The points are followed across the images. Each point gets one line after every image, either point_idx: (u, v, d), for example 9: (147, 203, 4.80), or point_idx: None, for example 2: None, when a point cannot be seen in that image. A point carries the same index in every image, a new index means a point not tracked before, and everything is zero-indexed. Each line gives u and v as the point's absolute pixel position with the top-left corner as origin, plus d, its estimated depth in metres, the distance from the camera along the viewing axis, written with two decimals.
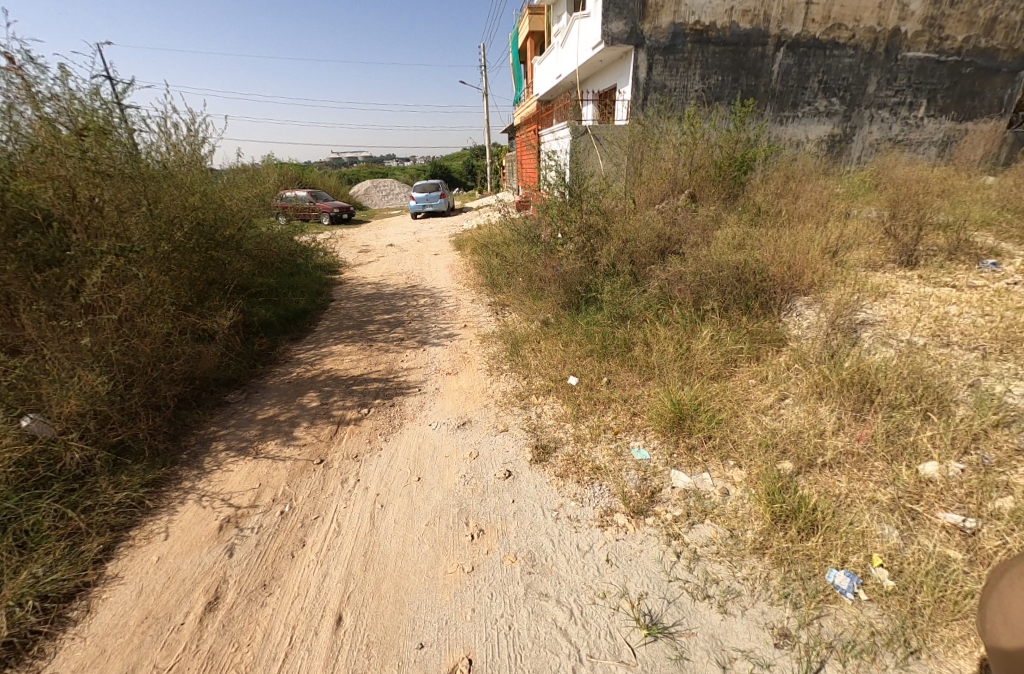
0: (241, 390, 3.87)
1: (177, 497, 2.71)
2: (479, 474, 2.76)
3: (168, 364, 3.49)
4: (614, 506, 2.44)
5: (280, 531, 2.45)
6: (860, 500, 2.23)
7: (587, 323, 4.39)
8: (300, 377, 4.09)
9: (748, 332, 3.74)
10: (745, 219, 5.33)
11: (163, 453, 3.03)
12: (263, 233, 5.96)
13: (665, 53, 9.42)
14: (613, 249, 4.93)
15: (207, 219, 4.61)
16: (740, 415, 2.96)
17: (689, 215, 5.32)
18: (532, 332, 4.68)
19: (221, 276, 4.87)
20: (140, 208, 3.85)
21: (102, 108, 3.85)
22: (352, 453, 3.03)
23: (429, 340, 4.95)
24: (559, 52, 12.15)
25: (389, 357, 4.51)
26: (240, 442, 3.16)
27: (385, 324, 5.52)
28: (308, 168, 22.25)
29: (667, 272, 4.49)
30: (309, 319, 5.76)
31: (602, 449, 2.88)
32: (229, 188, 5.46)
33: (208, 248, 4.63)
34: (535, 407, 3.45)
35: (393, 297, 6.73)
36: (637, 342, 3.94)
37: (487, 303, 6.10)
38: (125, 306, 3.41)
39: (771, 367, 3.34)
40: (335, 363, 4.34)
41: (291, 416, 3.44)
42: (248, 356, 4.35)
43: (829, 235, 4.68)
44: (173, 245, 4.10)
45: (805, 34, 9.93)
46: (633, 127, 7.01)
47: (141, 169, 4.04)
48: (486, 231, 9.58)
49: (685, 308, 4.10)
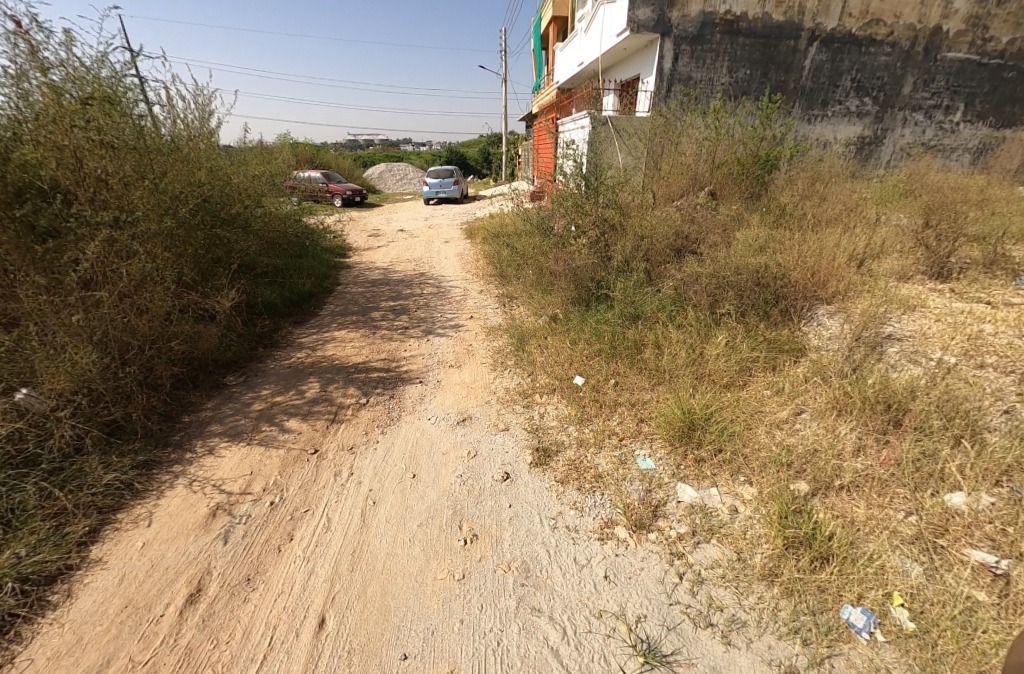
0: (241, 372, 3.79)
1: (167, 480, 2.64)
2: (476, 475, 2.66)
3: (167, 342, 3.40)
4: (615, 518, 2.32)
5: (268, 522, 2.37)
6: (880, 529, 2.12)
7: (597, 322, 4.25)
8: (301, 362, 4.01)
9: (764, 340, 3.60)
10: (768, 221, 5.12)
11: (156, 434, 2.95)
12: (271, 212, 5.86)
13: (692, 43, 9.07)
14: (628, 245, 4.77)
15: (213, 195, 4.53)
16: (753, 428, 2.84)
17: (709, 214, 5.13)
18: (539, 328, 4.56)
19: (225, 255, 4.79)
20: (146, 183, 3.75)
21: (110, 77, 3.75)
22: (348, 445, 2.94)
23: (434, 330, 4.84)
24: (583, 39, 11.79)
25: (392, 345, 4.41)
26: (235, 427, 3.09)
27: (391, 311, 5.43)
28: (323, 149, 22.09)
29: (683, 273, 4.33)
30: (314, 302, 5.68)
31: (606, 456, 2.76)
32: (237, 165, 5.35)
33: (213, 225, 4.54)
34: (538, 406, 3.33)
35: (400, 283, 6.62)
36: (648, 344, 3.80)
37: (495, 294, 5.95)
38: (126, 281, 3.33)
39: (787, 379, 3.23)
40: (337, 349, 4.25)
41: (288, 402, 3.36)
42: (250, 338, 4.27)
43: (856, 241, 4.47)
44: (178, 221, 4.01)
45: (841, 29, 9.52)
46: (654, 119, 6.77)
47: (147, 143, 3.93)
48: (498, 221, 9.41)
49: (700, 311, 3.95)
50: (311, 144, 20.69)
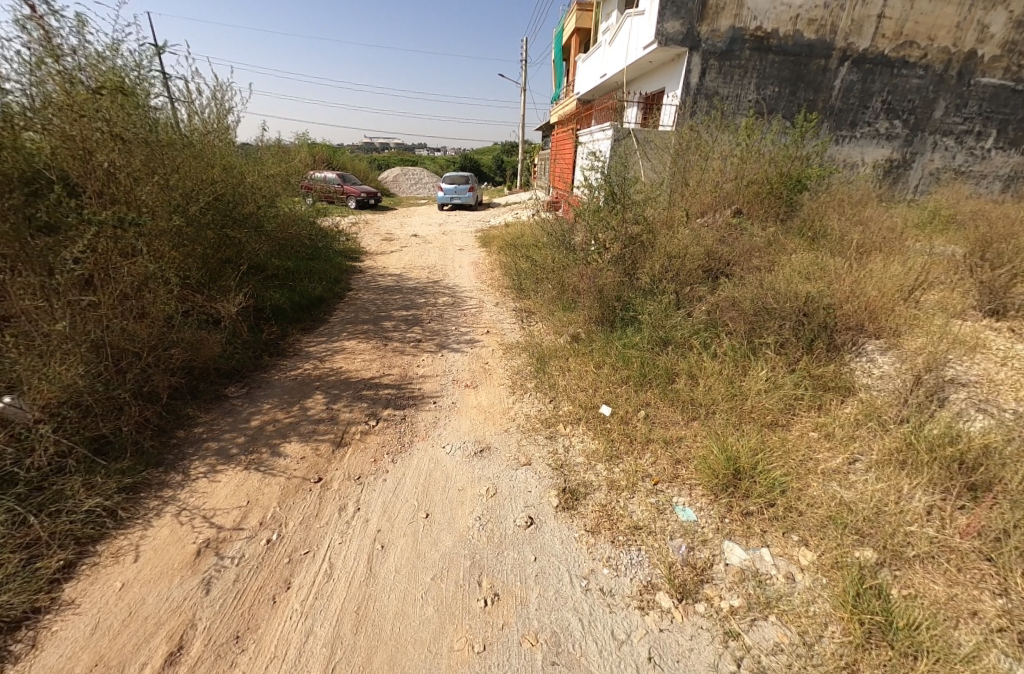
0: (243, 383, 3.53)
1: (155, 507, 2.38)
2: (497, 518, 2.39)
3: (166, 350, 3.16)
4: (656, 582, 2.05)
5: (263, 565, 2.11)
6: (967, 616, 1.84)
7: (623, 345, 4.00)
8: (307, 374, 3.76)
9: (808, 376, 3.36)
10: (804, 245, 4.85)
11: (147, 451, 2.70)
12: (285, 213, 5.67)
13: (721, 58, 8.87)
14: (657, 264, 4.52)
15: (225, 194, 4.36)
16: (805, 479, 2.58)
17: (741, 235, 4.88)
18: (561, 349, 4.29)
19: (235, 256, 4.59)
20: (157, 178, 3.58)
21: (125, 69, 3.59)
22: (355, 474, 2.68)
23: (449, 345, 4.59)
24: (607, 50, 11.65)
25: (405, 360, 4.17)
26: (234, 447, 2.83)
27: (403, 321, 5.19)
28: (340, 151, 22.08)
29: (718, 296, 4.06)
30: (324, 307, 5.46)
31: (640, 503, 2.49)
32: (252, 163, 5.18)
33: (223, 226, 4.33)
34: (563, 438, 3.07)
35: (413, 291, 6.39)
36: (681, 374, 3.53)
37: (513, 308, 5.70)
38: (127, 284, 3.09)
39: (837, 422, 2.98)
40: (346, 362, 4.00)
41: (292, 420, 3.10)
42: (256, 344, 4.01)
43: (902, 271, 4.19)
44: (186, 219, 3.86)
45: (874, 50, 9.29)
46: (682, 133, 6.55)
47: (159, 136, 3.77)
48: (514, 231, 9.20)
49: (736, 340, 3.69)
50: (327, 145, 20.67)
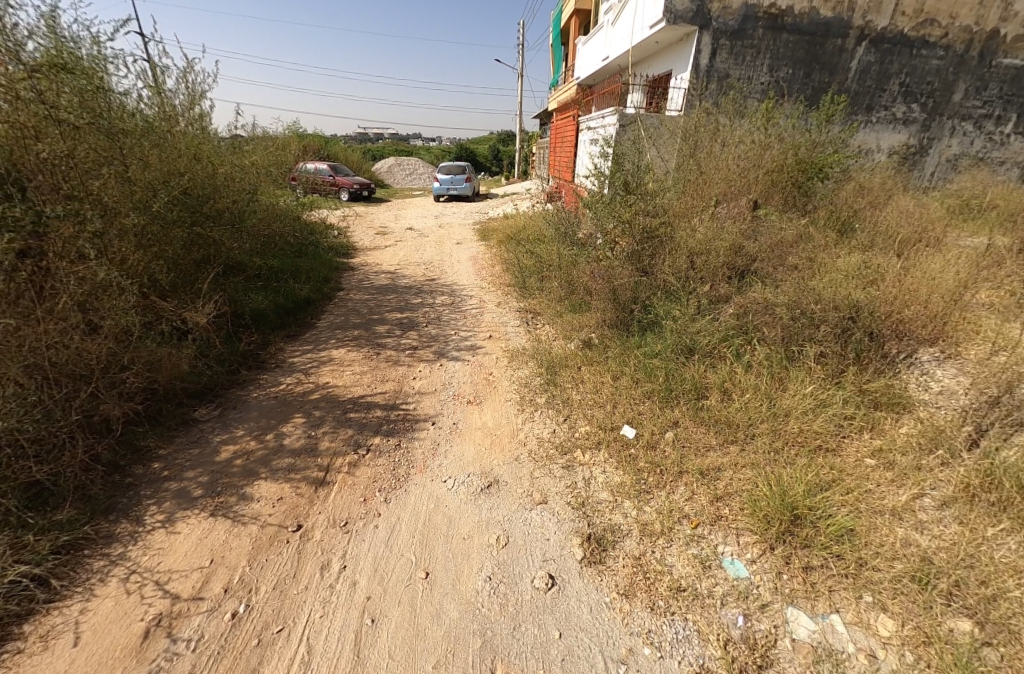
0: (216, 404, 3.10)
1: (101, 570, 1.98)
2: (511, 578, 2.00)
3: (123, 371, 2.73)
4: (710, 667, 1.67)
5: (226, 650, 1.71)
6: None
7: (643, 355, 3.60)
8: (289, 390, 3.33)
9: (857, 391, 2.98)
10: (835, 239, 4.44)
11: (96, 495, 2.29)
12: (266, 207, 5.18)
13: (733, 37, 8.35)
14: (677, 262, 4.10)
15: (193, 186, 3.84)
16: (871, 522, 2.20)
17: (767, 228, 4.45)
18: (573, 357, 3.88)
19: (209, 256, 4.14)
20: (122, 173, 3.23)
21: (72, 44, 3.11)
22: (341, 520, 2.28)
23: (448, 352, 4.17)
24: (609, 31, 11.08)
25: (399, 371, 3.74)
26: (200, 487, 2.42)
27: (398, 325, 4.76)
28: (333, 140, 21.42)
29: (748, 299, 3.64)
30: (311, 310, 5.03)
31: (680, 555, 2.11)
32: (228, 150, 4.70)
33: (193, 223, 3.88)
34: (582, 468, 2.67)
35: (408, 291, 5.95)
36: (711, 391, 3.14)
37: (516, 308, 5.27)
38: (72, 294, 2.65)
39: (897, 449, 2.60)
40: (333, 375, 3.57)
41: (269, 450, 2.68)
42: (232, 357, 3.58)
43: (950, 268, 3.78)
44: (149, 216, 3.40)
45: (892, 28, 8.78)
46: (696, 118, 6.09)
47: (118, 121, 3.33)
48: (515, 223, 8.74)
49: (772, 349, 3.29)
50: (319, 134, 20.05)
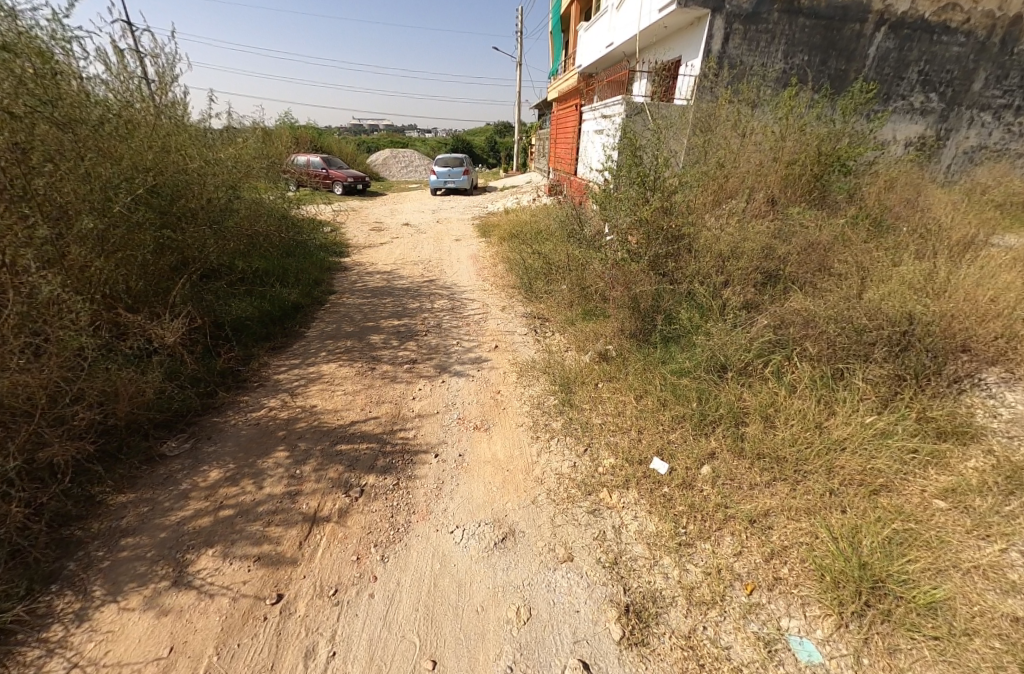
0: (188, 435, 2.73)
1: (33, 664, 1.61)
2: (537, 669, 1.64)
3: (76, 403, 2.35)
4: None
5: None
6: None
7: (667, 371, 3.24)
8: (272, 416, 2.96)
9: (916, 419, 2.64)
10: (870, 241, 4.07)
11: (37, 558, 1.92)
12: (250, 205, 4.76)
13: (746, 21, 7.91)
14: (701, 267, 3.74)
15: (163, 184, 3.43)
16: (960, 588, 1.85)
17: (798, 228, 4.07)
18: (589, 372, 3.51)
19: (184, 260, 3.73)
20: (77, 168, 2.82)
21: (13, 21, 2.68)
22: (331, 586, 1.91)
23: (450, 366, 3.78)
24: (614, 16, 10.59)
25: (396, 390, 3.35)
26: (163, 544, 2.05)
27: (395, 334, 4.37)
28: (326, 132, 20.84)
29: (785, 310, 3.28)
30: (300, 317, 4.63)
31: (737, 634, 1.77)
32: (207, 142, 4.28)
33: (162, 225, 3.46)
34: (610, 513, 2.32)
35: (405, 294, 5.54)
36: (751, 417, 2.78)
37: (522, 314, 4.88)
38: (12, 315, 2.25)
39: (975, 490, 2.25)
40: (323, 396, 3.19)
41: (247, 495, 2.31)
42: (208, 378, 3.19)
43: (1005, 274, 3.42)
44: (109, 219, 2.99)
45: (913, 13, 8.35)
46: (713, 107, 5.69)
47: (75, 108, 2.91)
48: (517, 219, 8.33)
49: (814, 368, 2.95)
50: (312, 126, 19.49)
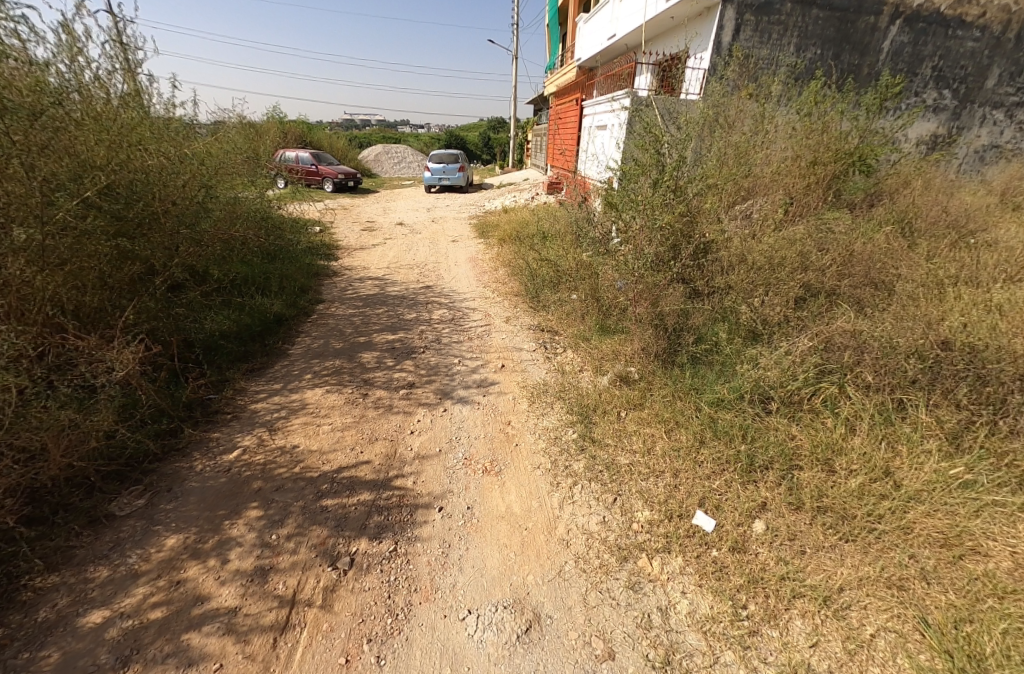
0: (143, 490, 2.31)
1: None
2: None
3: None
4: None
5: None
6: None
7: (701, 402, 2.85)
8: (245, 462, 2.53)
9: (1001, 464, 2.26)
10: (911, 249, 3.71)
11: None
12: (227, 206, 4.29)
13: (758, 12, 7.53)
14: (731, 279, 3.35)
15: (119, 184, 2.96)
16: None
17: (833, 236, 3.69)
18: (610, 399, 3.11)
19: (148, 272, 3.27)
20: (12, 164, 2.35)
21: None
22: None
23: (453, 391, 3.35)
24: (616, 6, 10.14)
25: (391, 423, 2.93)
26: (97, 649, 1.63)
27: (389, 351, 3.94)
28: (316, 127, 20.19)
29: (832, 329, 2.90)
30: (284, 331, 4.19)
31: None
32: (179, 137, 3.80)
33: (118, 233, 2.99)
34: (653, 588, 1.92)
35: (400, 302, 5.10)
36: (806, 460, 2.40)
37: (529, 326, 4.45)
38: None
39: None
40: (307, 433, 2.76)
41: (208, 574, 1.89)
42: (172, 413, 2.75)
43: None
44: (52, 226, 2.53)
45: (928, 5, 8.01)
46: (731, 101, 5.29)
47: (11, 92, 2.44)
48: (518, 219, 7.90)
49: (871, 402, 2.58)
50: (303, 121, 18.90)
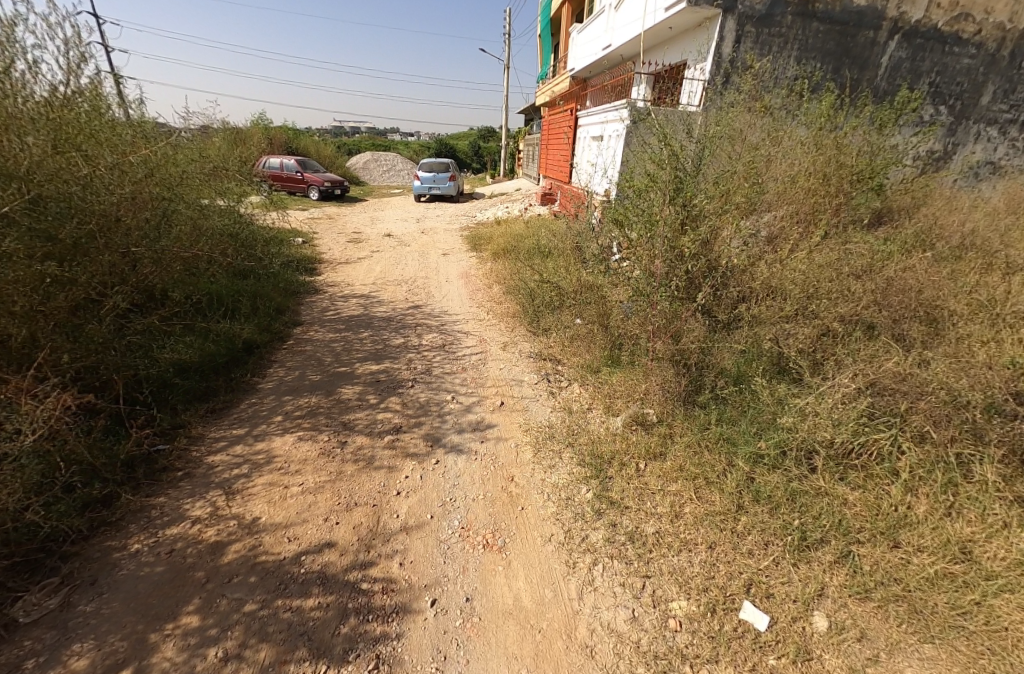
0: (57, 585, 1.84)
1: None
2: None
3: None
4: None
5: None
6: None
7: (734, 456, 2.47)
8: (191, 541, 2.06)
9: None
10: (944, 276, 3.40)
11: None
12: (193, 220, 3.83)
13: (759, 24, 7.34)
14: (757, 310, 2.99)
15: (51, 196, 2.50)
16: None
17: (862, 260, 3.37)
18: (626, 448, 2.72)
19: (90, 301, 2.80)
20: None
21: None
22: None
23: (445, 437, 2.91)
24: (611, 16, 9.94)
25: (372, 481, 2.48)
26: None
27: (373, 385, 3.49)
28: (303, 134, 19.72)
29: (881, 369, 2.55)
30: (254, 361, 3.72)
31: None
32: (133, 142, 3.35)
33: (49, 256, 2.50)
34: None
35: (386, 325, 4.66)
36: (867, 534, 2.04)
37: (528, 354, 4.06)
38: None
39: None
40: (272, 499, 2.31)
41: None
42: (108, 475, 2.27)
43: None
44: None
45: (926, 21, 7.91)
46: (740, 112, 4.99)
47: None
48: (511, 232, 7.53)
49: (931, 461, 2.24)
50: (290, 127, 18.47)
